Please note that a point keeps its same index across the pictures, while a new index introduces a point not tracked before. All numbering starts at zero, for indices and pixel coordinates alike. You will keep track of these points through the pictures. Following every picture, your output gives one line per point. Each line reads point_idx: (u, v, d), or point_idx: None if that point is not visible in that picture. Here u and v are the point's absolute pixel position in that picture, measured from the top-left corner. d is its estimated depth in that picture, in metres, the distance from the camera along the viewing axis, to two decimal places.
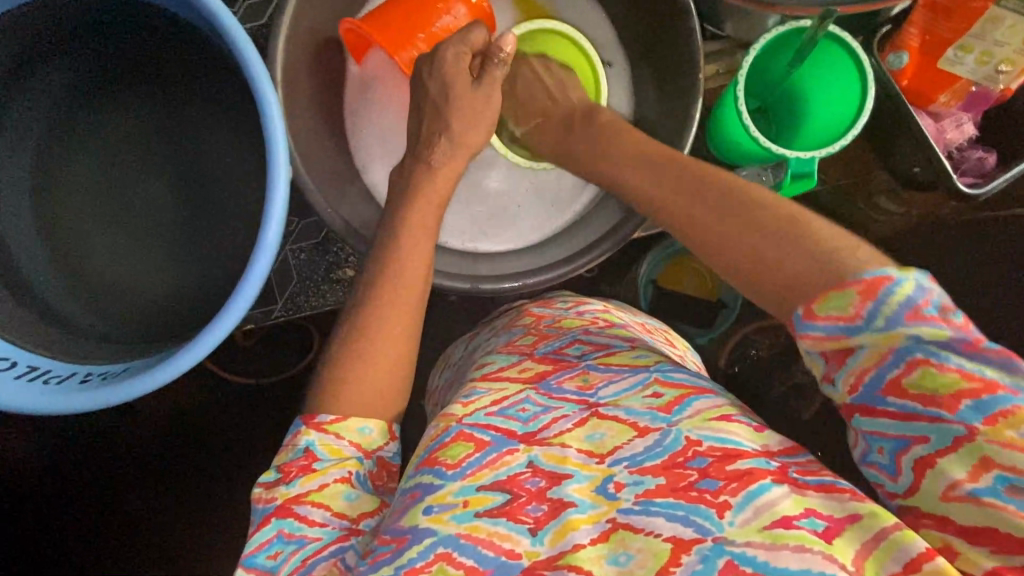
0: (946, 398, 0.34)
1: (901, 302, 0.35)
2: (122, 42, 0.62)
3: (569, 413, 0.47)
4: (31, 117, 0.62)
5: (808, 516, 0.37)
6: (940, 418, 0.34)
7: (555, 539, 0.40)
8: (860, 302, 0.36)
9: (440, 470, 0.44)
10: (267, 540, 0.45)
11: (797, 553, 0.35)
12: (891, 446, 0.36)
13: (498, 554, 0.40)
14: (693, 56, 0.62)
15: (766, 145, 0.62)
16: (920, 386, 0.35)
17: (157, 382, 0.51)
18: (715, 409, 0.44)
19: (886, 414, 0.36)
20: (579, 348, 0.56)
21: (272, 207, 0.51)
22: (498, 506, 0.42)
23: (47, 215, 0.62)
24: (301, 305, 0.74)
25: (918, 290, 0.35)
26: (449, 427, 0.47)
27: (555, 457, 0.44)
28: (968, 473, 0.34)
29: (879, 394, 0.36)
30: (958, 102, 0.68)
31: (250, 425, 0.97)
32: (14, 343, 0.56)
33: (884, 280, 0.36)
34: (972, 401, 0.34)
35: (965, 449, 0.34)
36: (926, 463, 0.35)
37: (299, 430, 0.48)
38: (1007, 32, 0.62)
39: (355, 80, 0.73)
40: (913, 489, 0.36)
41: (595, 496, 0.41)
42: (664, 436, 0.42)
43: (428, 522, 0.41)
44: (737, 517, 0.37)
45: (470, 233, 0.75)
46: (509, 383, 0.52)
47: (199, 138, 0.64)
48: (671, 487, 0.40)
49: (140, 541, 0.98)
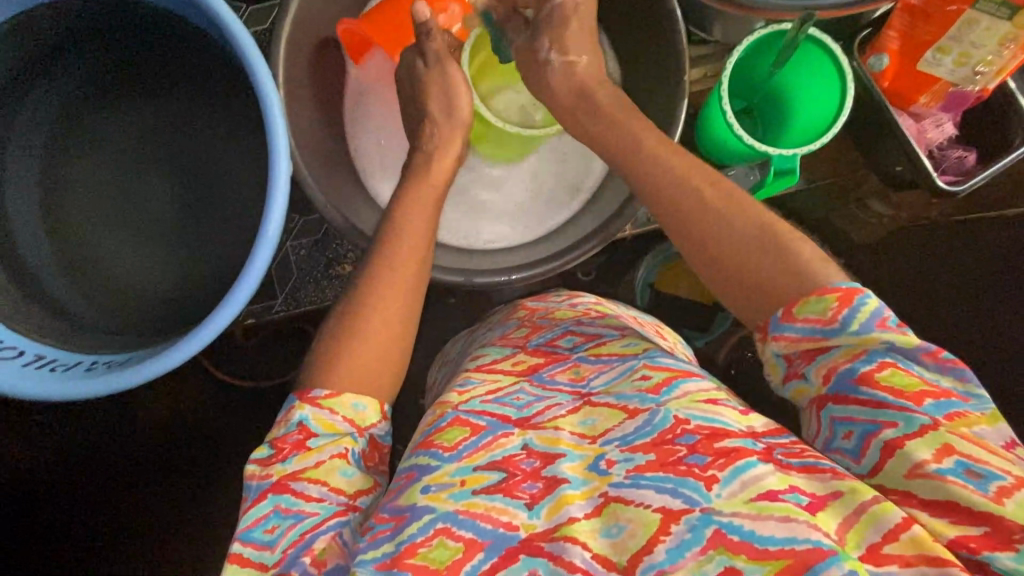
0: (911, 393, 0.38)
1: (871, 313, 0.40)
2: (132, 45, 0.64)
3: (563, 401, 0.49)
4: (43, 117, 0.64)
5: (792, 491, 0.38)
6: (908, 407, 0.38)
7: (551, 513, 0.41)
8: (837, 309, 0.41)
9: (437, 451, 0.46)
10: (264, 514, 0.46)
11: (782, 522, 0.37)
12: (862, 430, 0.39)
13: (496, 527, 0.41)
14: (680, 61, 0.65)
15: (749, 142, 0.64)
16: (888, 379, 0.39)
17: (158, 368, 0.53)
18: (704, 392, 0.46)
19: (856, 400, 0.40)
20: (571, 340, 0.58)
21: (273, 199, 0.53)
22: (494, 484, 0.43)
23: (56, 211, 0.64)
24: (300, 300, 0.76)
25: (885, 307, 0.41)
26: (445, 414, 0.49)
27: (548, 439, 0.45)
28: (932, 454, 0.37)
29: (852, 383, 0.40)
30: (938, 103, 0.71)
31: (250, 422, 0.99)
32: (22, 333, 0.58)
33: (859, 292, 0.41)
34: (933, 400, 0.38)
35: (930, 436, 0.37)
36: (894, 445, 0.38)
37: (294, 404, 0.50)
38: (983, 34, 0.62)
39: (356, 82, 0.76)
40: (878, 469, 0.39)
41: (587, 472, 0.43)
42: (653, 415, 0.44)
43: (426, 500, 0.43)
44: (724, 490, 0.39)
45: (461, 228, 0.77)
46: (503, 374, 0.54)
47: (203, 136, 0.66)
48: (660, 462, 0.41)
49: (139, 536, 0.99)
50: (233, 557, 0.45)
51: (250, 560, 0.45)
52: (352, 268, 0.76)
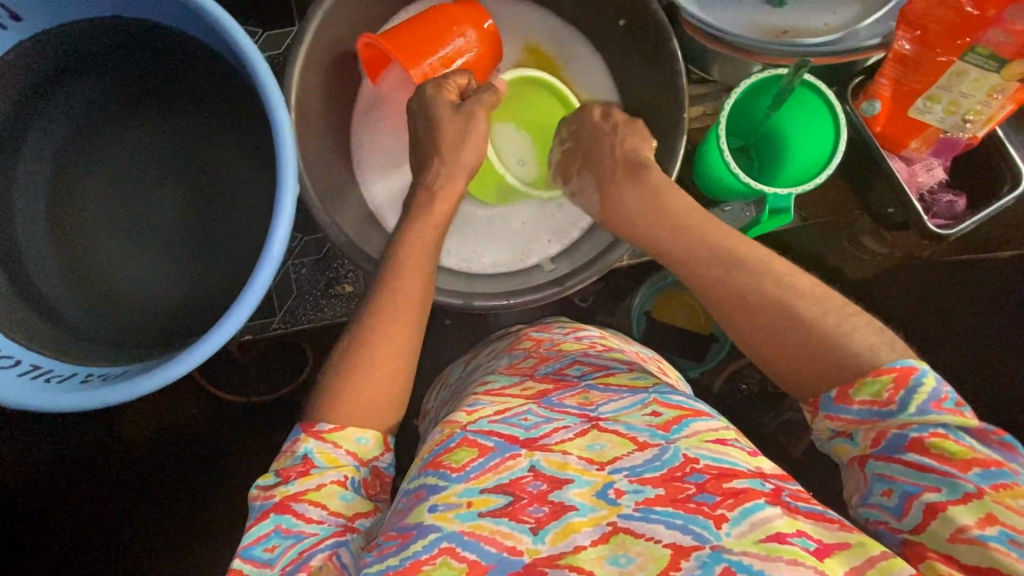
0: (959, 461, 0.39)
1: (929, 394, 0.41)
2: (145, 64, 0.66)
3: (571, 425, 0.49)
4: (56, 130, 0.66)
5: (801, 536, 0.39)
6: (952, 474, 0.39)
7: (557, 539, 0.41)
8: (893, 389, 0.42)
9: (445, 472, 0.46)
10: (265, 533, 0.46)
11: (791, 565, 0.37)
12: (903, 490, 0.41)
13: (500, 551, 0.42)
14: (680, 96, 0.66)
15: (744, 180, 0.65)
16: (937, 447, 0.40)
17: (155, 383, 0.53)
18: (713, 431, 0.46)
19: (900, 461, 0.41)
20: (580, 369, 0.59)
21: (279, 220, 0.54)
22: (500, 507, 0.43)
23: (62, 220, 0.66)
24: (299, 318, 0.77)
25: (941, 384, 0.41)
26: (454, 433, 0.49)
27: (556, 463, 0.46)
28: (976, 521, 0.37)
29: (900, 448, 0.41)
30: (928, 149, 0.73)
31: (245, 437, 1.00)
32: (21, 342, 0.58)
33: (913, 369, 0.42)
34: (981, 469, 0.38)
35: (974, 503, 0.38)
36: (936, 508, 0.39)
37: (299, 436, 0.50)
38: (971, 85, 0.64)
39: (365, 106, 0.78)
40: (920, 528, 0.39)
41: (596, 500, 0.43)
42: (663, 451, 0.45)
43: (433, 518, 0.43)
44: (733, 529, 0.39)
45: (460, 251, 0.78)
46: (511, 398, 0.54)
47: (214, 155, 0.67)
48: (670, 498, 0.42)
49: (121, 544, 0.99)
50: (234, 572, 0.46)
51: None
52: (353, 288, 0.77)
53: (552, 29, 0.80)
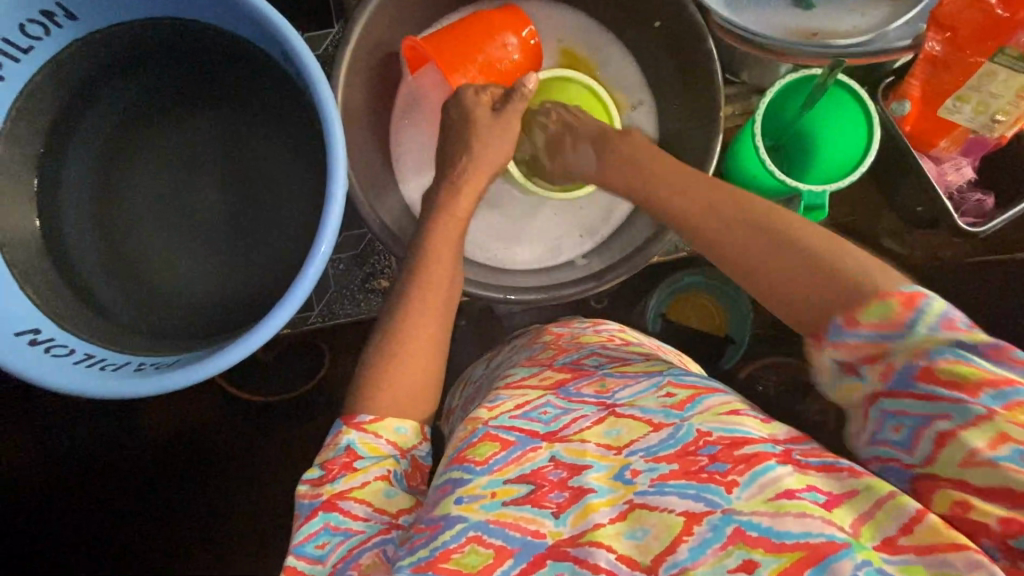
0: (968, 385, 0.38)
1: (938, 314, 0.41)
2: (192, 60, 0.68)
3: (588, 413, 0.50)
4: (104, 123, 0.67)
5: (810, 490, 0.40)
6: (961, 399, 0.38)
7: (577, 520, 0.43)
8: (902, 309, 0.41)
9: (469, 466, 0.47)
10: (316, 530, 0.48)
11: (799, 518, 0.38)
12: (913, 423, 0.40)
13: (524, 535, 0.43)
14: (716, 98, 0.68)
15: (781, 177, 0.66)
16: (945, 372, 0.39)
17: (207, 372, 0.55)
18: (725, 404, 0.47)
19: (910, 394, 0.40)
20: (597, 360, 0.59)
21: (329, 217, 0.56)
22: (523, 495, 0.45)
23: (108, 212, 0.67)
24: (337, 311, 0.78)
25: (953, 308, 0.41)
26: (477, 428, 0.50)
27: (575, 451, 0.47)
28: (987, 443, 0.37)
29: (909, 379, 0.40)
30: (957, 148, 0.74)
31: (274, 432, 1.02)
32: (74, 333, 0.60)
33: (919, 295, 0.41)
34: (991, 390, 0.37)
35: (985, 425, 0.37)
36: (947, 436, 0.38)
37: (340, 429, 0.52)
38: (1000, 85, 0.66)
39: (402, 103, 0.79)
40: (931, 459, 0.39)
41: (613, 482, 0.44)
42: (677, 429, 0.45)
43: (460, 510, 0.44)
44: (744, 492, 0.40)
45: (491, 248, 0.80)
46: (530, 389, 0.55)
47: (254, 150, 0.69)
48: (684, 471, 0.43)
49: (151, 535, 1.01)
50: (289, 569, 0.47)
51: (302, 573, 0.47)
52: (389, 283, 0.78)
53: (586, 30, 0.82)
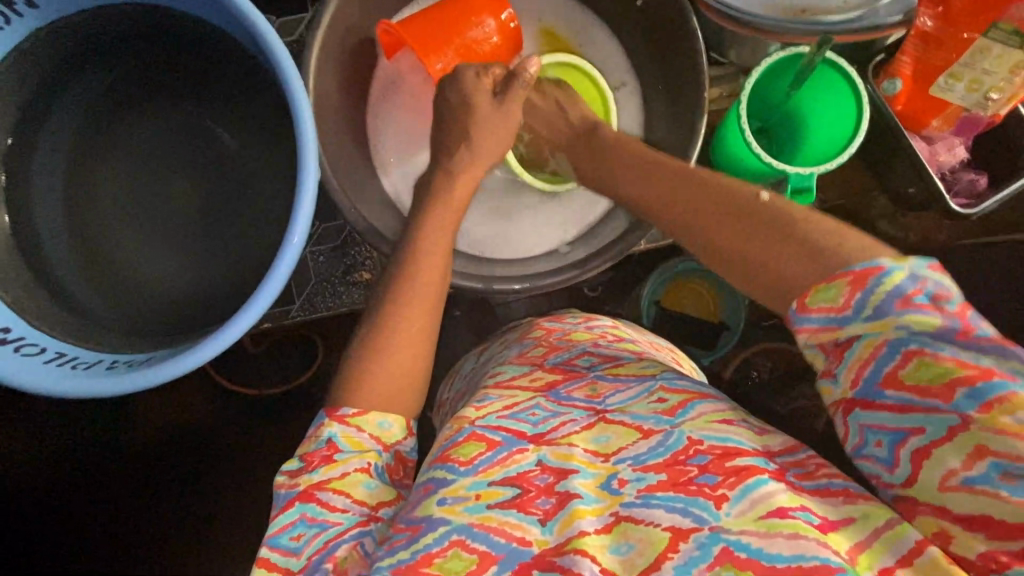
0: (940, 388, 0.36)
1: (891, 291, 0.36)
2: (160, 49, 0.65)
3: (578, 418, 0.49)
4: (73, 117, 0.65)
5: (804, 510, 0.39)
6: (937, 408, 0.36)
7: (562, 528, 0.42)
8: (850, 293, 0.38)
9: (453, 466, 0.46)
10: (291, 522, 0.47)
11: (791, 540, 0.37)
12: (890, 439, 0.38)
13: (510, 541, 0.42)
14: (699, 76, 0.66)
15: (767, 160, 0.65)
16: (915, 377, 0.36)
17: (177, 370, 0.53)
18: (718, 413, 0.46)
19: (884, 406, 0.38)
20: (589, 360, 0.58)
21: (301, 211, 0.54)
22: (508, 499, 0.44)
23: (79, 209, 0.65)
24: (318, 306, 0.77)
25: (909, 279, 0.36)
26: (462, 428, 0.49)
27: (562, 455, 0.46)
28: (963, 461, 0.36)
29: (877, 387, 0.38)
30: (949, 127, 0.73)
31: (262, 429, 1.01)
32: (47, 332, 0.59)
33: (875, 270, 0.37)
34: (966, 390, 0.35)
35: (961, 437, 0.35)
36: (925, 453, 0.37)
37: (323, 421, 0.50)
38: (994, 62, 0.64)
39: (378, 90, 0.77)
40: (912, 479, 0.38)
41: (600, 491, 0.43)
42: (668, 437, 0.45)
43: (442, 512, 0.43)
44: (733, 508, 0.39)
45: (475, 239, 0.78)
46: (520, 391, 0.54)
47: (229, 142, 0.67)
48: (672, 482, 0.42)
49: (142, 534, 1.00)
50: (261, 561, 0.46)
51: (275, 565, 0.46)
52: (370, 276, 0.77)
53: (569, 12, 0.80)
